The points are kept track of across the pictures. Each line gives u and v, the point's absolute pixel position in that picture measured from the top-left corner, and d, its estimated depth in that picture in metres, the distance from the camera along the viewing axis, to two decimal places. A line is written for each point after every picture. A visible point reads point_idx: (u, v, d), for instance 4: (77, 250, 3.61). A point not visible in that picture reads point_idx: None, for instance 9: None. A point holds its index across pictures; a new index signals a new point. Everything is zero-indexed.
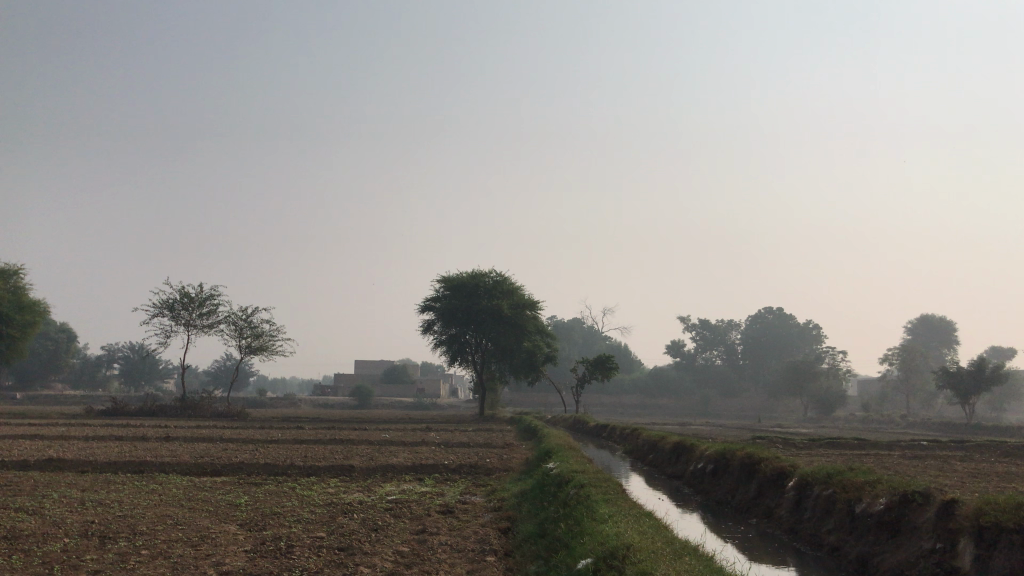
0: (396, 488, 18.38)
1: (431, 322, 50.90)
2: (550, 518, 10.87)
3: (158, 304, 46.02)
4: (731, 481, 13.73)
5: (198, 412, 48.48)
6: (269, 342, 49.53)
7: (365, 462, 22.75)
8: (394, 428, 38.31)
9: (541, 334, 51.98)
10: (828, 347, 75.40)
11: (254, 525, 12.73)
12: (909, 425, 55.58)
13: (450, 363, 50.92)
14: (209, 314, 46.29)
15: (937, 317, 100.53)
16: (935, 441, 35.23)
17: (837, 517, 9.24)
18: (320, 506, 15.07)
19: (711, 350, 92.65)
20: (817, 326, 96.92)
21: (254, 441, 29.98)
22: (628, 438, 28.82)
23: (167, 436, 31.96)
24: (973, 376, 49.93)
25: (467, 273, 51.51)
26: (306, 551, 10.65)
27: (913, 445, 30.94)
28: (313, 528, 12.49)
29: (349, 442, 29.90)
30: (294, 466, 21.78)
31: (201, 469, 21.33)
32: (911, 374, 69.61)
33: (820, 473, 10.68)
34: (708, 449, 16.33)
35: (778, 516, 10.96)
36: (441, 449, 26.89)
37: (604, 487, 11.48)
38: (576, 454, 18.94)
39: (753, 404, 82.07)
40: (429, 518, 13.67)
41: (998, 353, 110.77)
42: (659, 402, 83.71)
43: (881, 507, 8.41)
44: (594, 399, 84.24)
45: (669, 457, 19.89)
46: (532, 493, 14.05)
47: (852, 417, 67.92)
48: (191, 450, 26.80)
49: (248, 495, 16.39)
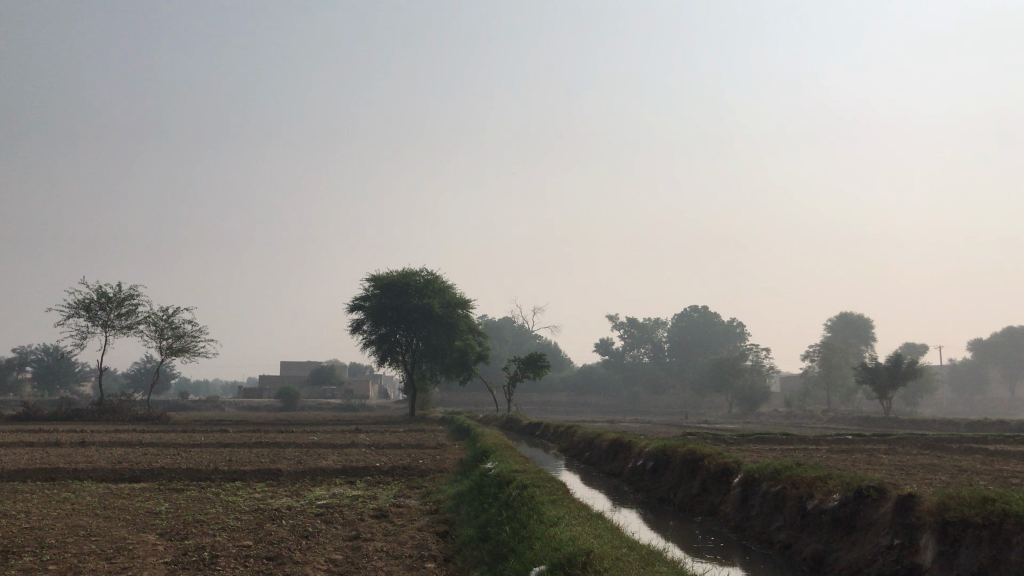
0: (326, 492, 17.68)
1: (360, 322, 49.88)
2: (492, 521, 10.43)
3: (73, 304, 44.05)
4: (672, 478, 13.50)
5: (115, 416, 46.51)
6: (191, 343, 47.90)
7: (293, 466, 21.96)
8: (322, 430, 37.40)
9: (472, 333, 51.50)
10: (752, 344, 76.79)
11: (176, 534, 11.98)
12: (831, 420, 56.77)
13: (380, 362, 49.99)
14: (128, 315, 44.51)
15: (856, 315, 103.51)
16: (858, 435, 36.12)
17: (788, 514, 9.01)
18: (246, 513, 14.31)
19: (638, 348, 93.96)
20: (741, 324, 98.80)
21: (176, 446, 28.80)
22: (563, 436, 28.53)
23: (82, 441, 30.46)
24: (890, 371, 51.17)
25: (397, 272, 50.72)
26: (232, 561, 9.97)
27: (839, 440, 31.46)
28: (239, 536, 11.79)
29: (275, 445, 28.98)
30: (217, 471, 20.85)
31: (118, 476, 20.25)
32: (831, 370, 71.26)
33: (767, 469, 10.50)
34: (647, 446, 16.13)
35: (724, 514, 10.75)
36: (373, 451, 26.25)
37: (548, 487, 11.13)
38: (514, 454, 18.55)
39: (680, 402, 83.12)
40: (363, 523, 13.10)
41: (912, 349, 114.53)
42: (589, 400, 84.18)
43: (834, 502, 8.20)
44: (523, 397, 84.18)
45: (606, 455, 19.65)
46: (470, 494, 13.61)
47: (776, 412, 69.21)
48: (107, 456, 25.49)
49: (169, 502, 15.51)
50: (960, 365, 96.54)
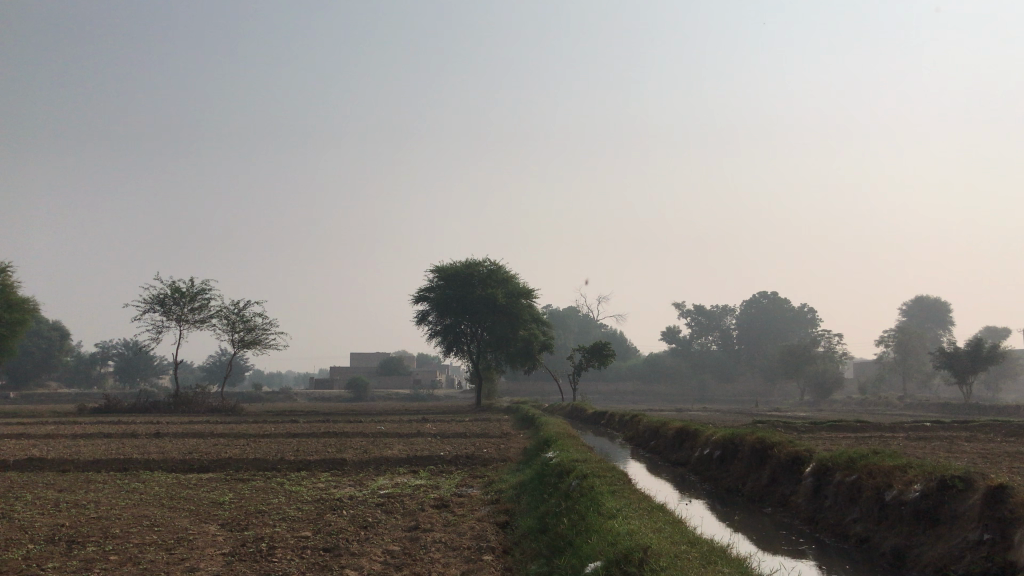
0: (389, 482, 17.61)
1: (425, 313, 50.02)
2: (551, 512, 10.12)
3: (149, 299, 45.14)
4: (741, 467, 13.00)
5: (191, 407, 47.61)
6: (262, 335, 48.69)
7: (358, 455, 22.01)
8: (389, 420, 37.72)
9: (537, 323, 51.23)
10: (823, 330, 74.85)
11: (236, 525, 11.96)
12: (908, 407, 54.98)
13: (446, 353, 50.09)
14: (201, 309, 45.43)
15: (933, 299, 100.11)
16: (937, 423, 34.84)
17: (864, 506, 8.48)
18: (308, 503, 14.29)
19: (706, 336, 91.90)
20: (812, 310, 96.39)
21: (246, 436, 29.23)
22: (629, 425, 28.11)
23: (156, 432, 31.12)
24: (969, 356, 49.19)
25: (460, 262, 50.73)
26: (289, 553, 9.84)
27: (916, 427, 30.31)
28: (298, 527, 11.71)
29: (342, 435, 29.20)
30: (283, 461, 21.01)
31: (187, 466, 20.53)
32: (907, 355, 69.01)
33: (841, 457, 9.94)
34: (713, 435, 15.62)
35: (795, 505, 10.24)
36: (437, 441, 26.21)
37: (609, 477, 10.76)
38: (577, 442, 18.24)
39: (750, 390, 81.60)
40: (423, 513, 12.91)
41: (992, 333, 110.52)
42: (656, 388, 83.23)
43: (916, 493, 7.65)
44: (590, 387, 83.64)
45: (671, 444, 19.15)
46: (531, 484, 13.33)
47: (850, 399, 67.32)
48: (179, 446, 25.96)
49: (234, 492, 15.60)
50: None
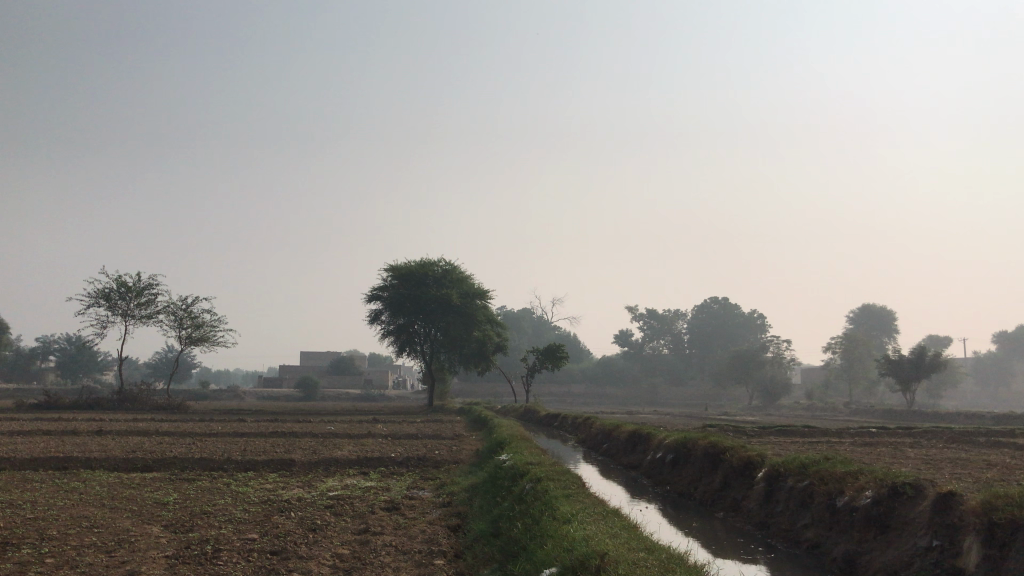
0: (339, 483, 17.36)
1: (379, 312, 49.59)
2: (504, 515, 10.04)
3: (94, 293, 44.05)
4: (693, 471, 13.05)
5: (136, 404, 46.57)
6: (211, 332, 47.82)
7: (308, 456, 21.69)
8: (338, 420, 37.35)
9: (491, 324, 51.12)
10: (773, 336, 75.95)
11: (180, 526, 11.65)
12: (853, 413, 55.99)
13: (399, 353, 49.71)
14: (148, 304, 44.47)
15: (879, 307, 102.18)
16: (882, 429, 35.54)
17: (815, 512, 8.53)
18: (255, 504, 14.00)
19: (658, 340, 92.88)
20: (762, 315, 97.73)
21: (193, 435, 28.62)
22: (581, 428, 28.15)
23: (99, 430, 30.31)
24: (913, 364, 50.25)
25: (415, 262, 50.37)
26: (234, 556, 9.58)
27: (862, 432, 30.86)
28: (245, 529, 11.43)
29: (292, 435, 28.75)
30: (231, 461, 20.61)
31: (131, 465, 20.00)
32: (853, 361, 70.32)
33: (793, 463, 10.01)
34: (667, 438, 15.66)
35: (747, 509, 10.30)
36: (389, 442, 25.98)
37: (563, 480, 10.71)
38: (530, 445, 18.16)
39: (700, 393, 82.50)
40: (373, 515, 12.72)
41: (935, 342, 113.26)
42: (608, 391, 83.70)
43: (867, 499, 7.70)
44: (542, 389, 83.81)
45: (625, 446, 19.18)
46: (484, 487, 13.21)
47: (797, 404, 68.42)
48: (123, 445, 25.32)
49: (178, 493, 15.24)
50: (985, 358, 95.21)
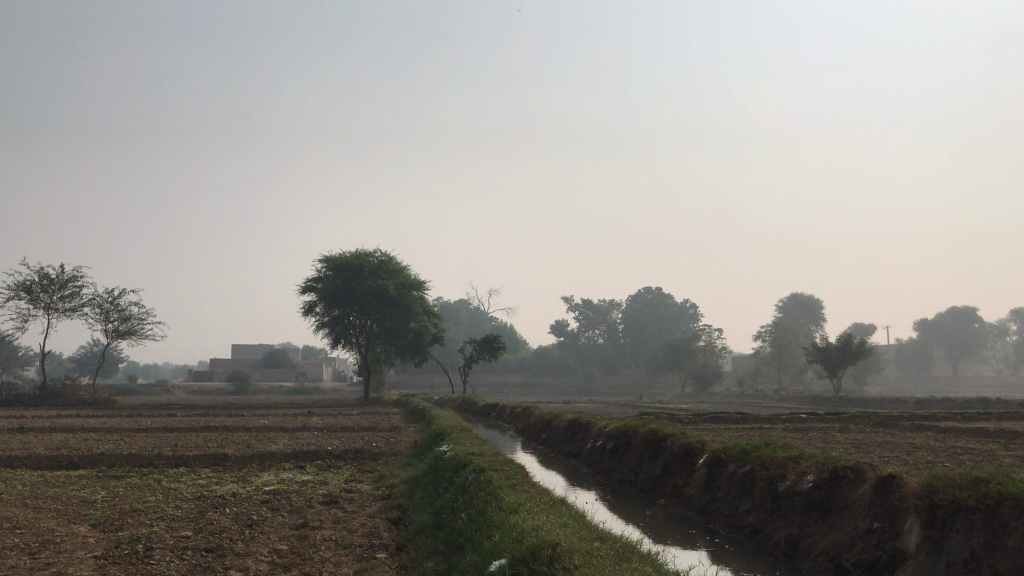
0: (274, 478, 16.98)
1: (313, 304, 48.78)
2: (446, 507, 9.91)
3: (13, 286, 42.36)
4: (634, 458, 13.09)
5: (60, 401, 45.00)
6: (138, 326, 46.46)
7: (241, 450, 21.19)
8: (274, 413, 36.73)
9: (428, 315, 50.79)
10: (705, 326, 77.18)
11: (109, 525, 11.21)
12: (783, 399, 57.28)
13: (334, 345, 49.02)
14: (71, 297, 42.93)
15: (807, 296, 104.71)
16: (811, 414, 36.45)
17: (757, 496, 8.62)
18: (188, 500, 13.60)
19: (593, 329, 93.79)
20: (695, 305, 99.26)
21: (121, 431, 27.74)
22: (519, 418, 28.14)
23: (20, 427, 29.15)
24: (840, 351, 51.56)
25: (350, 252, 49.66)
26: (168, 554, 9.25)
27: (794, 418, 31.54)
28: (177, 526, 11.07)
29: (224, 429, 28.09)
30: (161, 457, 19.99)
31: (55, 463, 19.27)
32: (782, 349, 71.99)
33: (734, 449, 10.10)
34: (606, 426, 15.70)
35: (688, 496, 10.36)
36: (325, 434, 25.59)
37: (505, 470, 10.61)
38: (470, 435, 18.03)
39: (634, 382, 83.55)
40: (311, 510, 12.45)
41: (860, 329, 116.70)
42: (544, 381, 84.16)
43: (809, 484, 7.80)
44: (479, 379, 83.82)
45: (564, 436, 19.19)
46: (424, 479, 13.05)
47: (729, 392, 69.71)
48: (45, 442, 24.37)
49: (106, 491, 14.68)
50: (907, 345, 98.54)
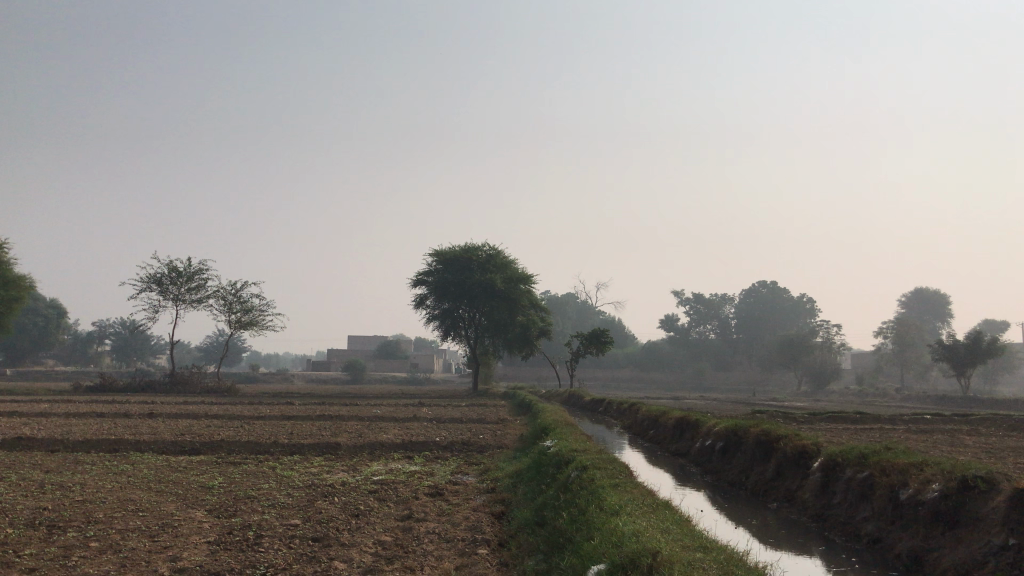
0: (383, 467, 17.28)
1: (423, 297, 49.63)
2: (548, 504, 9.78)
3: (145, 278, 44.75)
4: (744, 459, 12.66)
5: (187, 387, 47.26)
6: (259, 317, 48.31)
7: (352, 439, 21.69)
8: (385, 404, 37.61)
9: (536, 308, 50.87)
10: (821, 321, 74.56)
11: (224, 511, 11.58)
12: (905, 399, 54.68)
13: (443, 337, 49.74)
14: (197, 289, 45.00)
15: (932, 290, 99.73)
16: (935, 415, 34.69)
17: (876, 504, 8.13)
18: (298, 488, 13.95)
19: (705, 324, 91.17)
20: (812, 300, 95.87)
21: (241, 418, 28.86)
22: (628, 413, 27.76)
23: (151, 412, 30.79)
24: (968, 349, 48.81)
25: (459, 246, 50.23)
26: (276, 542, 9.45)
27: (917, 419, 30.09)
28: (287, 515, 11.34)
29: (338, 418, 28.88)
30: (276, 444, 20.65)
31: (179, 448, 20.18)
32: (905, 346, 68.79)
33: (852, 452, 9.58)
34: (716, 425, 15.25)
35: (802, 500, 9.91)
36: (433, 425, 25.93)
37: (610, 469, 10.40)
38: (575, 431, 17.90)
39: (746, 378, 81.58)
40: (416, 501, 12.56)
41: (991, 326, 110.47)
42: (653, 376, 83.20)
43: (933, 493, 7.28)
44: (586, 373, 83.52)
45: (672, 433, 18.78)
46: (528, 473, 12.97)
47: (847, 390, 67.07)
48: (172, 427, 25.60)
49: (224, 477, 15.25)
50: None
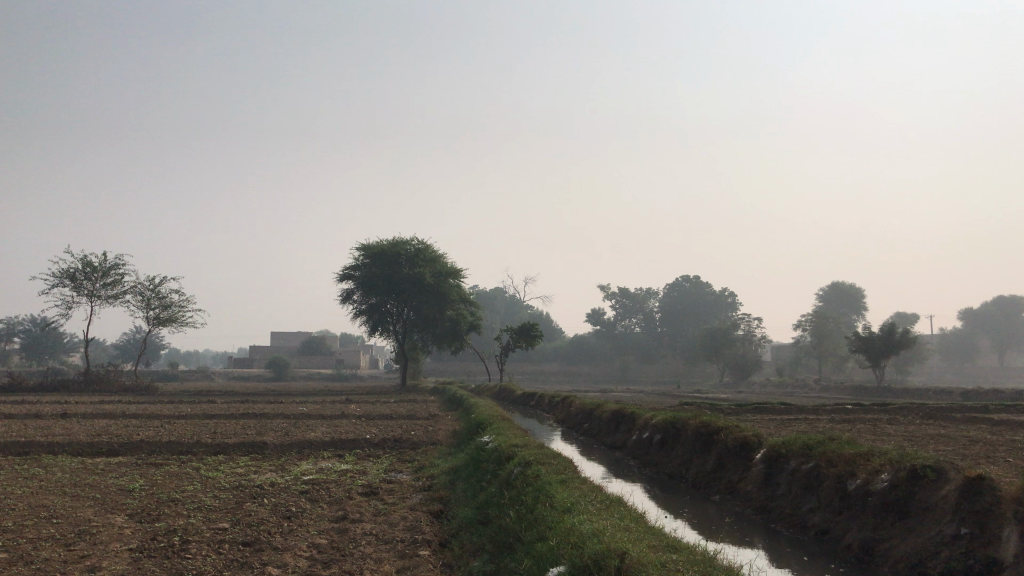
0: (313, 466, 16.75)
1: (350, 292, 48.73)
2: (491, 501, 9.51)
3: (57, 273, 42.81)
4: (685, 451, 12.57)
5: (104, 387, 45.50)
6: (179, 313, 46.77)
7: (280, 438, 21.01)
8: (312, 401, 36.81)
9: (464, 303, 50.46)
10: (744, 314, 75.90)
11: (146, 516, 10.99)
12: (824, 390, 56.17)
13: (371, 333, 48.93)
14: (114, 284, 43.28)
15: (848, 284, 102.73)
16: (854, 405, 35.63)
17: (823, 495, 8.09)
18: (225, 490, 13.34)
19: (630, 318, 92.64)
20: (733, 294, 97.74)
21: (160, 417, 27.83)
22: (559, 407, 27.75)
23: (64, 412, 29.41)
24: (883, 341, 50.22)
25: (386, 241, 49.47)
26: (204, 548, 8.93)
27: (838, 408, 30.85)
28: (215, 517, 10.80)
29: (263, 416, 28.07)
30: (200, 444, 19.86)
31: (95, 450, 19.23)
32: (822, 338, 70.59)
33: (795, 443, 9.57)
34: (652, 417, 15.17)
35: (745, 492, 9.86)
36: (363, 422, 25.41)
37: (554, 464, 10.15)
38: (511, 425, 17.65)
39: (672, 371, 82.82)
40: (351, 501, 12.13)
41: (903, 319, 114.70)
42: (580, 370, 83.73)
43: (883, 483, 7.25)
44: (515, 368, 83.58)
45: (607, 426, 18.70)
46: (467, 470, 12.66)
47: (768, 381, 68.54)
48: (87, 428, 24.44)
49: (144, 479, 14.50)
50: (951, 334, 96.37)
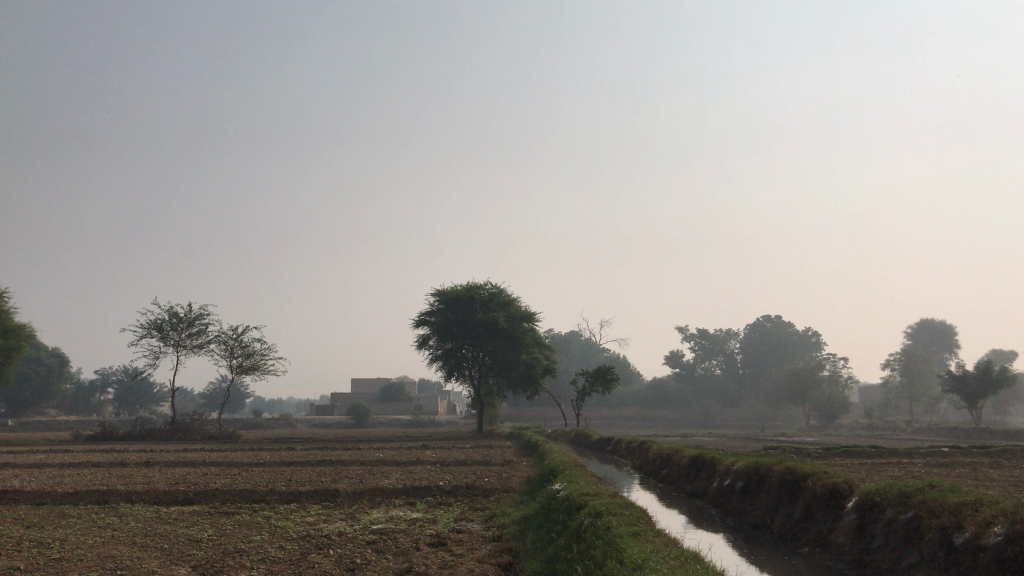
0: (383, 515, 16.39)
1: (426, 337, 48.84)
2: (560, 554, 8.96)
3: (146, 324, 44.03)
4: (768, 500, 11.79)
5: (189, 435, 46.29)
6: (261, 361, 47.46)
7: (353, 485, 20.79)
8: (388, 447, 36.79)
9: (540, 346, 49.95)
10: (828, 354, 73.25)
11: (209, 567, 10.75)
12: (917, 432, 53.46)
13: (447, 378, 48.81)
14: (198, 334, 44.24)
15: (938, 322, 98.63)
16: (953, 448, 33.64)
17: (925, 549, 7.30)
18: (292, 540, 13.08)
19: (710, 360, 90.46)
20: (817, 333, 94.66)
21: (240, 465, 28.03)
22: (637, 453, 26.93)
23: (147, 461, 29.88)
24: (978, 380, 47.61)
25: (461, 285, 49.53)
26: None
27: (935, 452, 29.17)
28: (277, 570, 10.51)
29: (339, 463, 27.98)
30: (273, 492, 19.73)
31: (171, 498, 19.30)
32: (912, 378, 67.53)
33: (891, 491, 8.79)
34: (734, 463, 14.39)
35: (836, 544, 9.08)
36: (436, 468, 25.06)
37: (628, 515, 9.56)
38: (585, 472, 17.02)
39: (755, 415, 80.39)
40: (418, 552, 11.69)
41: (1000, 356, 109.42)
42: (659, 415, 81.97)
43: (995, 537, 6.48)
44: (593, 412, 82.35)
45: (686, 473, 17.92)
46: (537, 519, 12.14)
47: (857, 423, 65.77)
48: (167, 476, 24.71)
49: (214, 528, 14.36)
50: None
